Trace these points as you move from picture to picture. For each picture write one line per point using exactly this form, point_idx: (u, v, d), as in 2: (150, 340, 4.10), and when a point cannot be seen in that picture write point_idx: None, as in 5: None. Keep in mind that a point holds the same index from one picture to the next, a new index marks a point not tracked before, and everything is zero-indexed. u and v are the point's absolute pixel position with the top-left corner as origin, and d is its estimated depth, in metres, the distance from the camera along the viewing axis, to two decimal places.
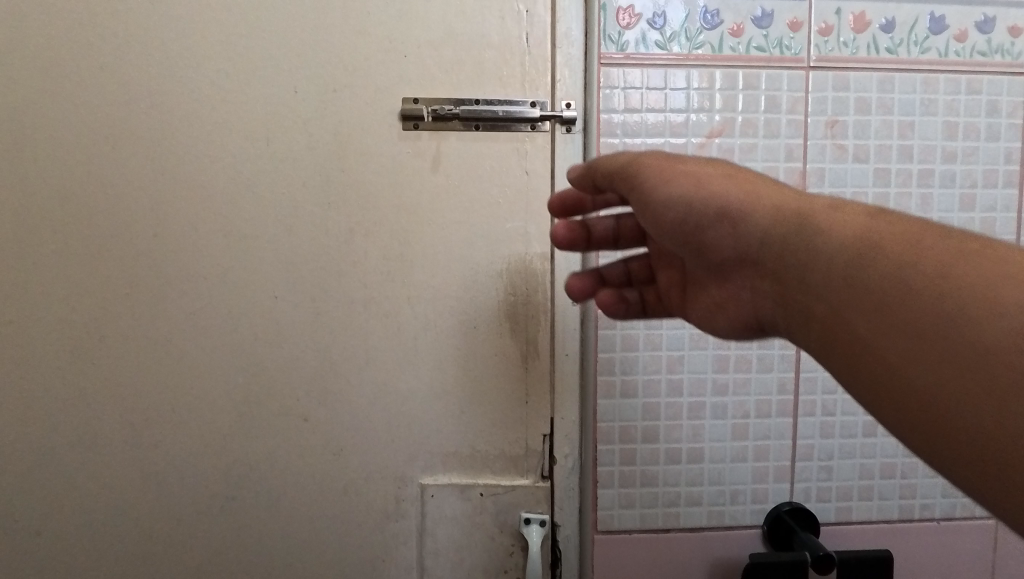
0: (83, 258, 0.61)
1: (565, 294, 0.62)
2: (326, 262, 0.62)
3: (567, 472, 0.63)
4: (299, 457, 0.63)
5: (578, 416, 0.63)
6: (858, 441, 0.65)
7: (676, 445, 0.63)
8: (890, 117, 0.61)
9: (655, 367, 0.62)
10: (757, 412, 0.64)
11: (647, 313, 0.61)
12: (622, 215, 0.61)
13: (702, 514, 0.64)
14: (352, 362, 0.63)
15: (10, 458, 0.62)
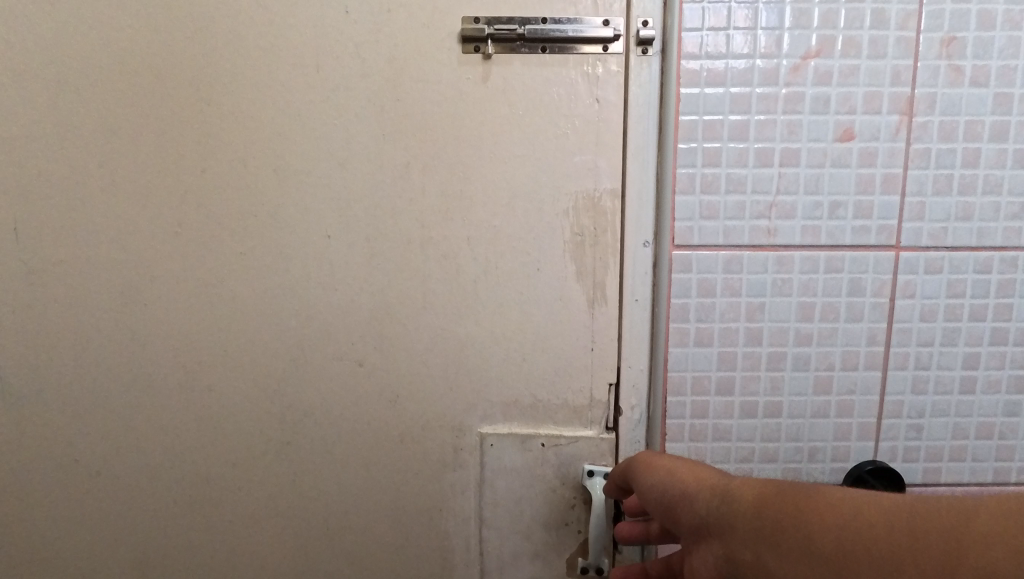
0: (131, 196, 0.59)
1: (637, 236, 0.57)
2: (380, 199, 0.58)
3: (634, 424, 0.60)
4: (355, 403, 0.61)
5: (646, 366, 0.59)
6: (954, 398, 0.59)
7: (752, 399, 0.59)
8: (1018, 33, 0.53)
9: (732, 315, 0.57)
10: (842, 365, 0.58)
11: (725, 256, 0.56)
12: (703, 146, 0.55)
13: (777, 471, 0.60)
14: (408, 307, 0.59)
15: (68, 399, 0.62)
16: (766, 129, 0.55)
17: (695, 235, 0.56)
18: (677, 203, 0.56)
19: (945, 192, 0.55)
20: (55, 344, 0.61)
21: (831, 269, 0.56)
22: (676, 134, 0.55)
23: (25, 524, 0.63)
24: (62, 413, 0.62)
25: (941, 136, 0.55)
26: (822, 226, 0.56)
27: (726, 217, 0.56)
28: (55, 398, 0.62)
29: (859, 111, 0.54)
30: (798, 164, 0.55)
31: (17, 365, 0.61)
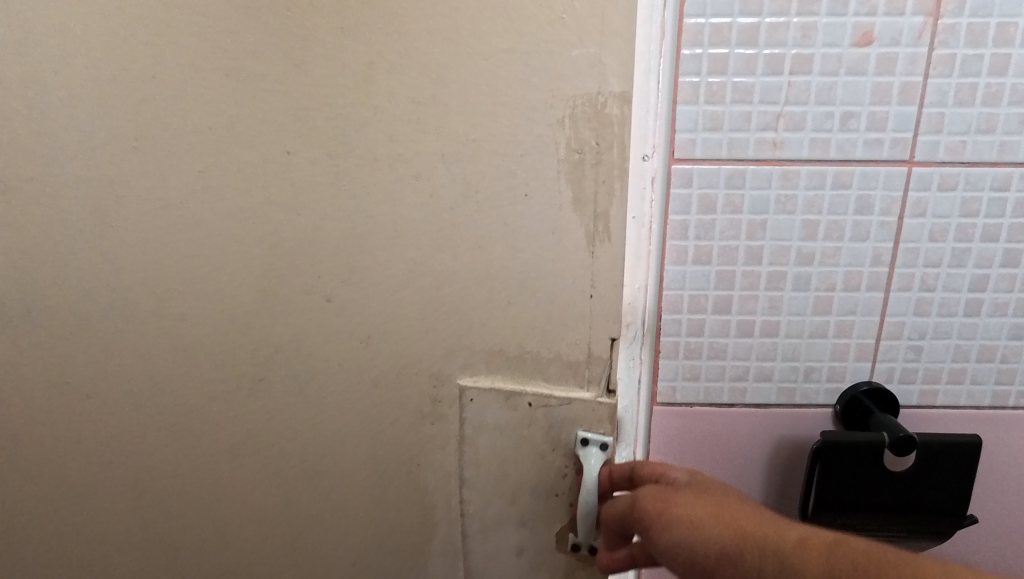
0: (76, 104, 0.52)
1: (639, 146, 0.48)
2: (343, 110, 0.49)
3: (630, 343, 0.53)
4: (326, 342, 0.55)
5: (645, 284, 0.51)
6: (957, 321, 0.54)
7: (750, 318, 0.54)
8: None
9: (733, 233, 0.52)
10: (845, 285, 0.53)
11: (728, 168, 0.50)
12: (708, 52, 0.48)
13: (772, 391, 0.56)
14: (379, 237, 0.51)
15: (53, 318, 0.60)
16: (777, 33, 0.47)
17: (698, 147, 0.50)
18: (677, 112, 0.49)
19: (968, 103, 0.48)
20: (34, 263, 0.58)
21: (838, 184, 0.50)
22: (679, 35, 0.47)
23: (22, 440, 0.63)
24: (50, 337, 0.60)
25: (968, 40, 0.47)
26: (832, 138, 0.49)
27: (730, 129, 0.49)
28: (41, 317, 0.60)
29: (880, 11, 0.46)
30: (810, 72, 0.48)
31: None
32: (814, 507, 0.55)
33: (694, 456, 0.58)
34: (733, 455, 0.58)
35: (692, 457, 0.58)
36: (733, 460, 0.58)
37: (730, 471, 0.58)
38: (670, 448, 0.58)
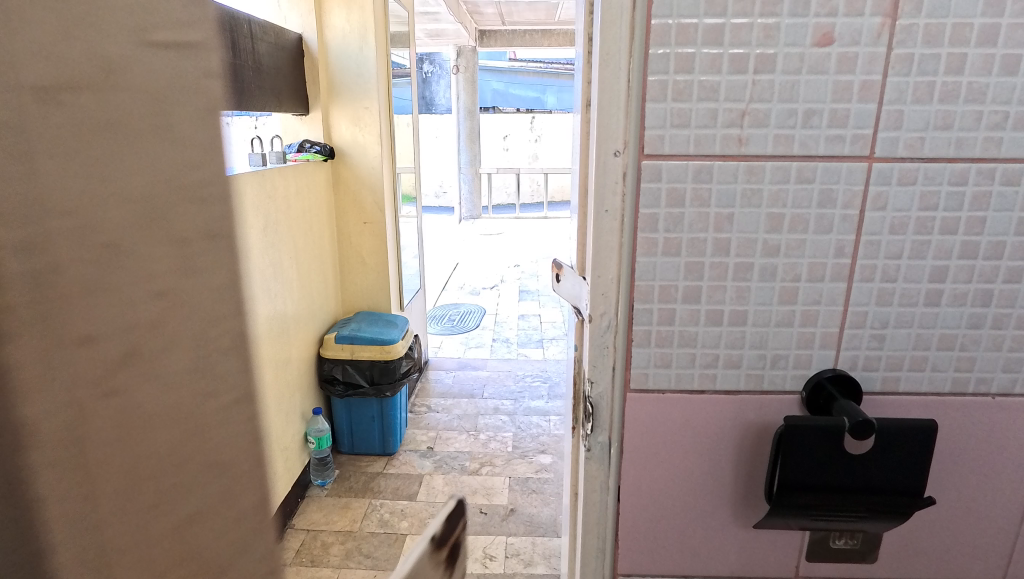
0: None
1: (605, 145, 0.36)
2: None
3: (601, 332, 0.40)
4: None
5: (619, 272, 0.39)
6: (917, 310, 0.39)
7: (715, 309, 0.39)
8: None
9: (700, 226, 0.37)
10: (807, 279, 0.38)
11: (695, 166, 0.36)
12: (675, 51, 0.35)
13: (739, 379, 0.41)
14: None
15: None
16: (740, 33, 0.34)
17: (666, 144, 0.36)
18: (644, 109, 0.36)
19: (924, 101, 0.35)
20: None
21: (800, 181, 0.36)
22: (643, 38, 0.35)
23: None
24: None
25: (925, 39, 0.34)
26: (792, 138, 0.36)
27: (698, 124, 0.36)
28: None
29: (839, 9, 0.34)
30: (772, 72, 0.35)
31: None
32: (779, 488, 0.38)
33: (655, 440, 0.42)
34: (700, 443, 0.42)
35: (649, 434, 0.42)
36: (692, 450, 0.42)
37: (691, 463, 0.43)
38: (643, 444, 0.42)
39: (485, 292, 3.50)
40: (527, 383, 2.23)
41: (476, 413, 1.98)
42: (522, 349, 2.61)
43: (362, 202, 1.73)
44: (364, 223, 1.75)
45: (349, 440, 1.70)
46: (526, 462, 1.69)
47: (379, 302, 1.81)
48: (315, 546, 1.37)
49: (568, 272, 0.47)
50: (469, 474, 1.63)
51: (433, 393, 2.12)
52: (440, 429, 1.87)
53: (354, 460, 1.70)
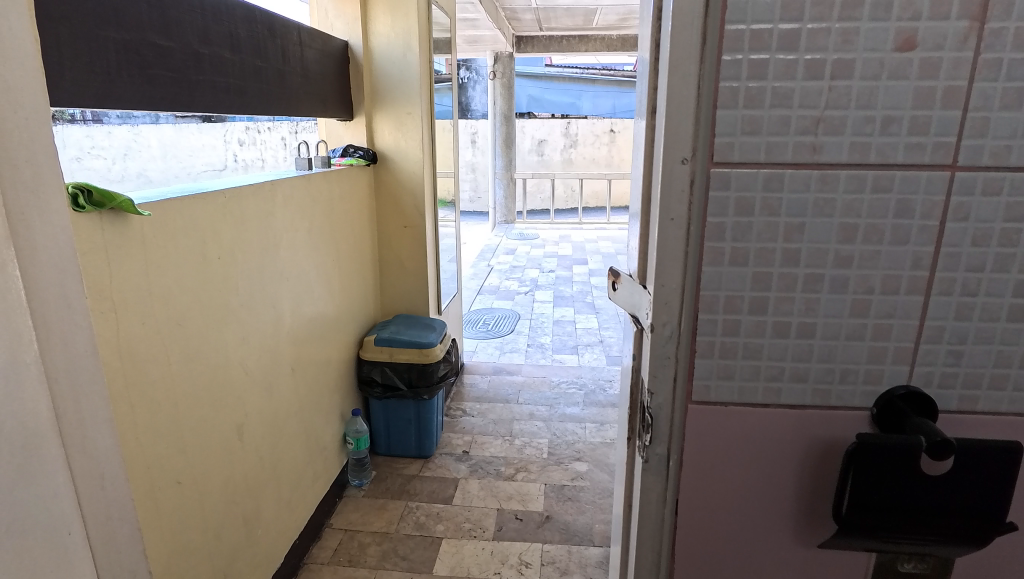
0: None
1: (672, 152, 0.36)
2: None
3: (663, 341, 0.39)
4: None
5: (682, 282, 0.38)
6: (999, 326, 0.37)
7: (783, 321, 0.38)
8: None
9: (770, 236, 0.36)
10: (881, 291, 0.37)
11: (766, 174, 0.35)
12: (749, 57, 0.34)
13: (806, 393, 0.39)
14: None
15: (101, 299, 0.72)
16: (817, 38, 0.33)
17: (736, 152, 0.35)
18: (715, 116, 0.35)
19: (1013, 107, 0.33)
20: (90, 249, 0.70)
21: (877, 190, 0.35)
22: (716, 43, 0.34)
23: (127, 398, 0.78)
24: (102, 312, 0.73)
25: (1017, 43, 0.33)
26: (870, 146, 0.34)
27: (770, 132, 0.35)
28: (101, 299, 0.73)
29: (924, 13, 0.33)
30: (850, 78, 0.34)
31: (103, 265, 0.73)
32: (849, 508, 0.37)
33: (716, 453, 0.41)
34: (762, 457, 0.41)
35: (709, 446, 0.41)
36: (753, 465, 0.41)
37: (752, 478, 0.41)
38: (704, 456, 0.41)
39: (519, 296, 3.50)
40: (561, 389, 2.21)
41: (510, 418, 1.98)
42: (557, 355, 2.60)
43: (402, 206, 1.75)
44: (404, 227, 1.77)
45: (385, 442, 1.72)
46: (562, 469, 1.68)
47: (416, 306, 1.82)
48: (352, 546, 1.38)
49: (626, 281, 0.46)
50: (504, 480, 1.63)
51: (468, 398, 2.13)
52: (475, 433, 1.87)
53: (390, 462, 1.71)
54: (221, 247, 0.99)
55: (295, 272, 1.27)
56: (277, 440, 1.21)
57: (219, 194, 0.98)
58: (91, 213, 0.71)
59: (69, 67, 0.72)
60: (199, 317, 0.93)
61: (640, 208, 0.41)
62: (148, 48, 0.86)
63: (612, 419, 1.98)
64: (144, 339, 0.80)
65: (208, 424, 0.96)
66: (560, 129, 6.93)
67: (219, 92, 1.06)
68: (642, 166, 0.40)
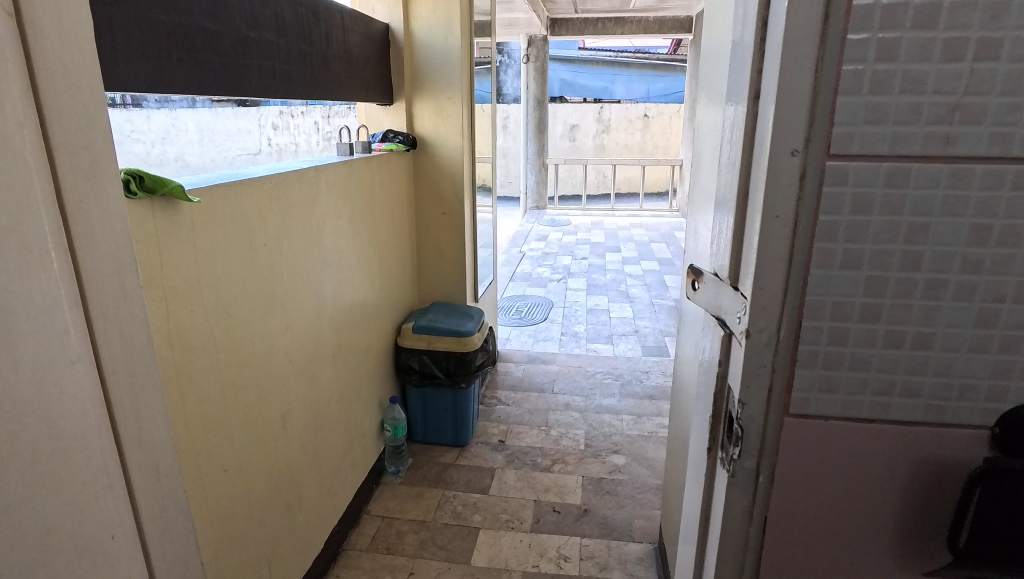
0: (29, 70, 0.40)
1: (781, 143, 0.32)
2: None
3: (760, 349, 0.36)
4: None
5: (784, 286, 0.35)
6: None
7: (898, 330, 0.35)
8: None
9: (889, 236, 0.33)
10: (1014, 300, 0.33)
11: (889, 167, 0.32)
12: (878, 37, 0.30)
13: (917, 409, 0.36)
14: None
15: (155, 290, 0.72)
16: (960, 14, 0.30)
17: (856, 143, 0.32)
18: (834, 103, 0.32)
19: None
20: (142, 239, 0.70)
21: (1019, 187, 0.31)
22: (841, 20, 0.31)
23: (179, 387, 0.78)
24: (155, 303, 0.72)
25: None
26: (1015, 136, 0.31)
27: (897, 120, 0.31)
28: (154, 289, 0.72)
29: None
30: (997, 58, 0.30)
31: (157, 255, 0.73)
32: None
33: (811, 471, 0.38)
34: (863, 478, 0.38)
35: (804, 464, 0.38)
36: (854, 486, 0.38)
37: (850, 500, 0.38)
38: (799, 474, 0.38)
39: (552, 284, 3.46)
40: (596, 379, 2.18)
41: (546, 408, 1.96)
42: (591, 344, 2.56)
43: (441, 192, 1.73)
44: (443, 213, 1.75)
45: (422, 429, 1.72)
46: (599, 462, 1.66)
47: (453, 293, 1.81)
48: (390, 533, 1.38)
49: (709, 280, 0.43)
50: (541, 471, 1.61)
51: (503, 386, 2.11)
52: (511, 423, 1.86)
53: (426, 450, 1.71)
54: (268, 234, 0.98)
55: (337, 259, 1.26)
56: (318, 427, 1.21)
57: (265, 181, 0.97)
58: (143, 200, 0.70)
59: (122, 51, 0.71)
60: (245, 305, 0.92)
61: (734, 203, 0.38)
62: (197, 32, 0.85)
63: (649, 411, 1.94)
64: (193, 327, 0.80)
65: (254, 412, 0.96)
66: (593, 114, 6.83)
67: (266, 77, 1.04)
68: (738, 158, 0.37)
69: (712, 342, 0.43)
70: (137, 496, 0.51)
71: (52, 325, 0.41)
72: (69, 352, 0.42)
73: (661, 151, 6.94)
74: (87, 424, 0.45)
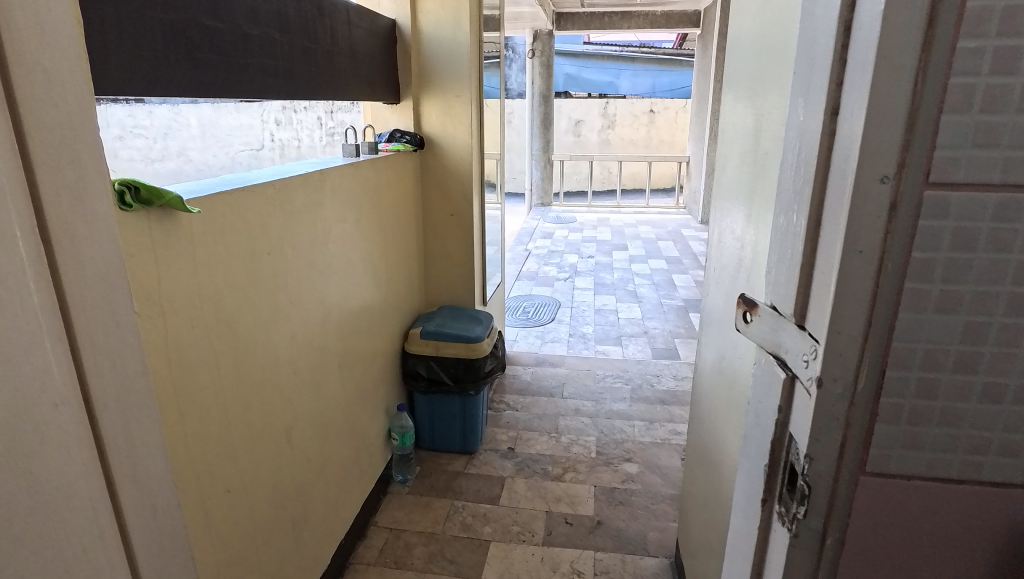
0: (1, 79, 0.36)
1: (868, 168, 0.28)
2: None
3: (834, 401, 0.32)
4: None
5: (864, 332, 0.30)
6: None
7: (998, 383, 0.30)
8: None
9: (994, 278, 0.29)
10: None
11: (998, 201, 0.28)
12: (994, 46, 0.26)
13: (1014, 472, 0.32)
14: None
15: (152, 306, 0.68)
16: None
17: (962, 169, 0.28)
18: (936, 123, 0.27)
19: None
20: (137, 252, 0.65)
21: None
22: (951, 27, 0.26)
23: (179, 406, 0.74)
24: (152, 319, 0.68)
25: None
26: None
27: (1013, 144, 0.27)
28: (152, 304, 0.68)
29: None
30: None
31: (154, 269, 0.68)
32: None
33: (887, 535, 0.34)
34: (947, 544, 0.33)
35: (879, 529, 0.34)
36: (937, 553, 0.34)
37: (932, 569, 0.34)
38: (874, 539, 0.34)
39: (558, 283, 3.42)
40: (607, 383, 2.14)
41: (556, 413, 1.91)
42: (600, 346, 2.52)
43: (449, 193, 1.68)
44: (450, 215, 1.70)
45: (429, 436, 1.68)
46: (611, 470, 1.62)
47: (462, 296, 1.77)
48: (398, 546, 1.34)
49: (767, 314, 0.38)
50: (552, 480, 1.57)
51: (511, 390, 2.07)
52: (521, 429, 1.82)
53: (434, 457, 1.67)
54: (271, 242, 0.94)
55: (343, 265, 1.22)
56: (325, 439, 1.16)
57: (268, 186, 0.92)
58: (139, 212, 0.66)
59: (116, 51, 0.67)
60: (248, 317, 0.88)
61: (804, 229, 0.33)
62: (196, 30, 0.80)
63: (661, 416, 1.90)
64: (193, 342, 0.76)
65: (257, 427, 0.92)
66: (598, 109, 6.76)
67: (268, 76, 1.00)
68: (811, 178, 0.32)
69: (767, 380, 0.39)
70: (131, 540, 0.47)
71: (31, 367, 0.37)
72: (51, 394, 0.39)
73: (667, 146, 6.88)
74: (70, 468, 0.41)
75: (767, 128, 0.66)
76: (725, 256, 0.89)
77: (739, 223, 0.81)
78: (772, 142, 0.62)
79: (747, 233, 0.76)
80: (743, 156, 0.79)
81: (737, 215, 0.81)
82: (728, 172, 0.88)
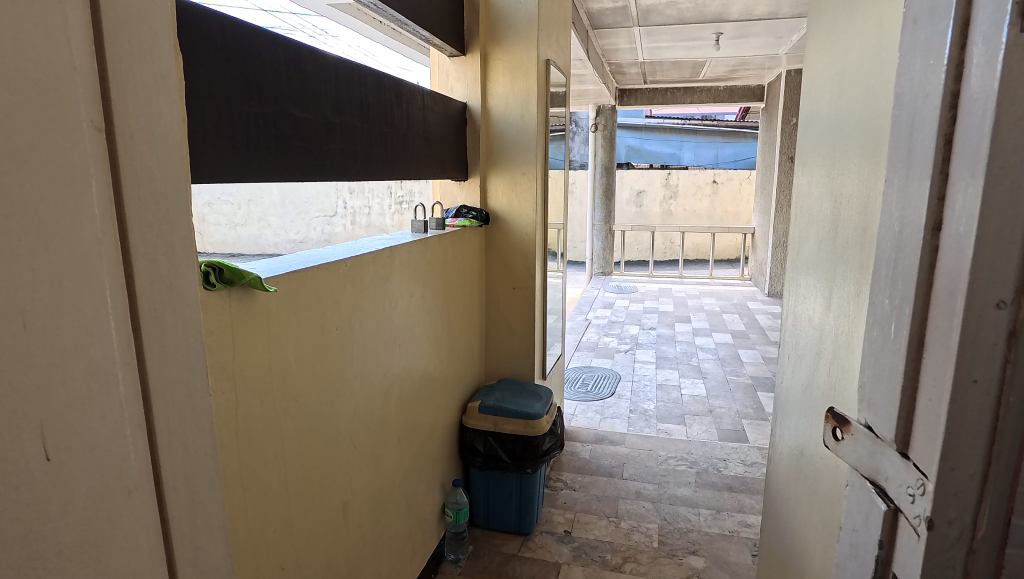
0: (116, 183, 0.38)
1: (983, 293, 0.27)
2: None
3: (948, 543, 0.29)
4: None
5: (982, 470, 0.28)
6: None
7: None
8: None
9: None
10: None
11: None
12: None
13: None
14: None
15: (226, 382, 0.70)
16: None
17: None
18: None
19: None
20: (217, 333, 0.68)
21: None
22: None
23: (241, 481, 0.74)
24: (225, 396, 0.70)
25: None
26: None
27: None
28: (226, 381, 0.70)
29: None
30: None
31: (230, 346, 0.71)
32: None
33: None
34: None
35: None
36: None
37: None
38: None
39: (618, 355, 3.35)
40: (670, 465, 2.04)
41: (616, 496, 1.83)
42: (662, 424, 2.41)
43: (513, 267, 1.70)
44: (513, 288, 1.71)
45: (483, 514, 1.63)
46: (675, 564, 1.51)
47: (521, 368, 1.75)
48: None
49: (862, 435, 0.36)
50: (611, 570, 1.48)
51: (569, 468, 2.00)
52: (578, 511, 1.74)
53: (488, 537, 1.61)
54: (341, 317, 0.97)
55: (407, 337, 1.24)
56: (380, 515, 1.15)
57: (341, 264, 0.96)
58: (221, 290, 0.69)
59: (212, 141, 0.72)
60: (314, 391, 0.90)
61: (905, 347, 0.31)
62: (285, 120, 0.86)
63: (729, 506, 1.78)
64: (261, 418, 0.77)
65: (315, 503, 0.92)
66: (660, 180, 6.79)
67: (348, 159, 1.05)
68: (912, 294, 0.31)
69: (863, 507, 0.35)
70: None
71: (109, 454, 0.38)
72: (126, 480, 0.40)
73: (731, 217, 6.79)
74: (135, 553, 0.41)
75: (846, 214, 0.64)
76: (801, 341, 0.85)
77: (817, 308, 0.77)
78: (852, 230, 0.60)
79: (826, 319, 0.72)
80: (820, 239, 0.76)
81: (814, 300, 0.78)
82: (802, 253, 0.85)
